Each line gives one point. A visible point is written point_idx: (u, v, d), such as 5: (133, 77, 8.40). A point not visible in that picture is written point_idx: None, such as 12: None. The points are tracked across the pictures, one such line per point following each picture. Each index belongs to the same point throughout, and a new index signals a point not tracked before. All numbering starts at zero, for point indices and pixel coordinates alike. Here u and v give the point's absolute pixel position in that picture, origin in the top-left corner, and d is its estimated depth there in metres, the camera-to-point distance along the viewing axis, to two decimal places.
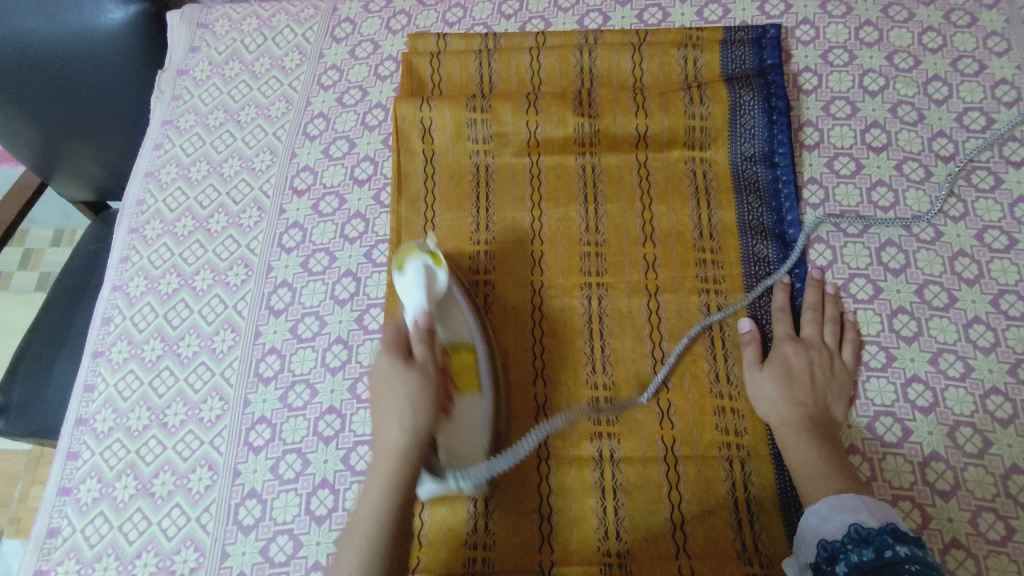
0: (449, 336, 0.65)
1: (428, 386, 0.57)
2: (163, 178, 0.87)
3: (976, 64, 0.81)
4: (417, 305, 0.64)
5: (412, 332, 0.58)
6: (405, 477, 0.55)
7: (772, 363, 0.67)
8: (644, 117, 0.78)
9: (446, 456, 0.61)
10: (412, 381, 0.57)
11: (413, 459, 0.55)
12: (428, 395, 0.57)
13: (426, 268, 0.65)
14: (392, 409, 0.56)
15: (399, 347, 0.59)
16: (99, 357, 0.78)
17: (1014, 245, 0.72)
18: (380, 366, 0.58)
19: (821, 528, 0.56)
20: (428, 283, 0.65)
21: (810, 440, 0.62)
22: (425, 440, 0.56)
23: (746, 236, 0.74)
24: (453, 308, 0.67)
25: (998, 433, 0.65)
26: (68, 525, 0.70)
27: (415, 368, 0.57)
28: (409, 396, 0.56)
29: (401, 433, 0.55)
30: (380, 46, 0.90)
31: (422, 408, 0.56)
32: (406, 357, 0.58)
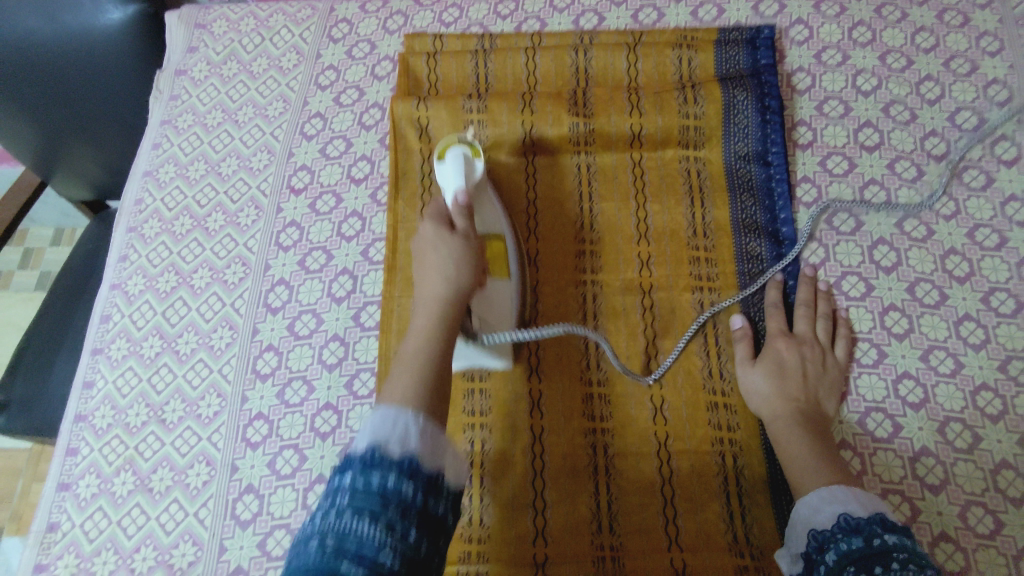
0: (484, 228, 0.70)
1: (467, 250, 0.63)
2: (162, 177, 0.88)
3: (969, 64, 0.81)
4: (455, 188, 0.69)
5: (454, 233, 0.64)
6: (448, 314, 0.59)
7: (765, 358, 0.68)
8: (639, 117, 0.78)
9: (480, 321, 0.66)
10: (453, 243, 0.63)
11: (455, 302, 0.60)
12: (469, 256, 0.63)
13: (465, 155, 0.71)
14: (437, 268, 0.62)
15: (442, 218, 0.66)
16: (98, 355, 0.78)
17: (1005, 243, 0.73)
18: (423, 241, 0.64)
19: (812, 519, 0.57)
20: (467, 170, 0.70)
21: (801, 434, 0.63)
22: (465, 293, 0.61)
23: (739, 234, 0.75)
24: (486, 207, 0.72)
25: (988, 428, 0.66)
26: (67, 520, 0.71)
27: (458, 234, 0.64)
28: (450, 261, 0.62)
29: (444, 282, 0.61)
30: (378, 46, 0.91)
31: (463, 267, 0.62)
32: (449, 228, 0.65)
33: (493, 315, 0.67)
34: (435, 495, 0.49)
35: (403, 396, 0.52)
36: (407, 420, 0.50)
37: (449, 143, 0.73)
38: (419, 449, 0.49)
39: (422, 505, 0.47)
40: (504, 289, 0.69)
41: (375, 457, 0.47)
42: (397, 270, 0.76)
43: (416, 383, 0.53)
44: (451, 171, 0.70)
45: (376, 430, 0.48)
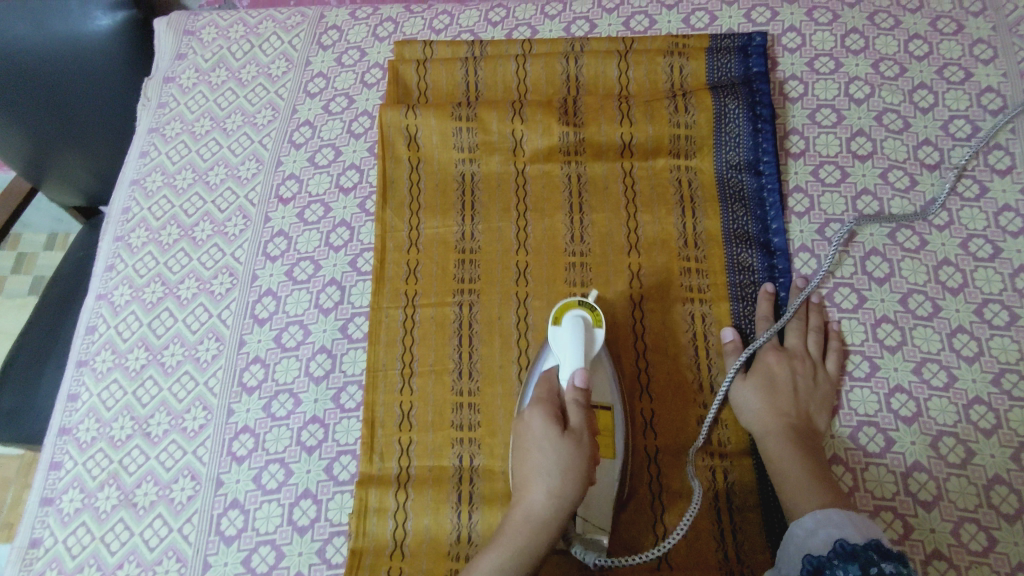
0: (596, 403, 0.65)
1: (579, 458, 0.58)
2: (149, 185, 0.87)
3: (962, 72, 0.80)
4: (573, 366, 0.63)
5: (565, 433, 0.58)
6: (538, 543, 0.56)
7: (757, 372, 0.67)
8: (629, 125, 0.78)
9: (585, 509, 0.62)
10: (563, 451, 0.58)
11: (553, 528, 0.57)
12: (577, 466, 0.57)
13: (584, 322, 0.65)
14: (537, 484, 0.58)
15: (554, 410, 0.60)
16: (83, 366, 0.78)
17: (999, 253, 0.72)
18: (530, 432, 0.60)
19: (807, 542, 0.56)
20: (586, 345, 0.65)
21: (794, 451, 0.62)
22: (569, 508, 0.57)
23: (730, 245, 0.74)
24: (600, 375, 0.66)
25: (981, 443, 0.65)
26: (50, 535, 0.70)
27: (570, 436, 0.59)
28: (557, 466, 0.57)
29: (546, 497, 0.57)
30: (367, 53, 0.90)
31: (568, 479, 0.57)
32: (562, 426, 0.59)
33: (596, 510, 0.62)
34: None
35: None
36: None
37: (569, 303, 0.67)
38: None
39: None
40: (610, 472, 0.63)
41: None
42: (385, 281, 0.75)
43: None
44: (569, 346, 0.64)
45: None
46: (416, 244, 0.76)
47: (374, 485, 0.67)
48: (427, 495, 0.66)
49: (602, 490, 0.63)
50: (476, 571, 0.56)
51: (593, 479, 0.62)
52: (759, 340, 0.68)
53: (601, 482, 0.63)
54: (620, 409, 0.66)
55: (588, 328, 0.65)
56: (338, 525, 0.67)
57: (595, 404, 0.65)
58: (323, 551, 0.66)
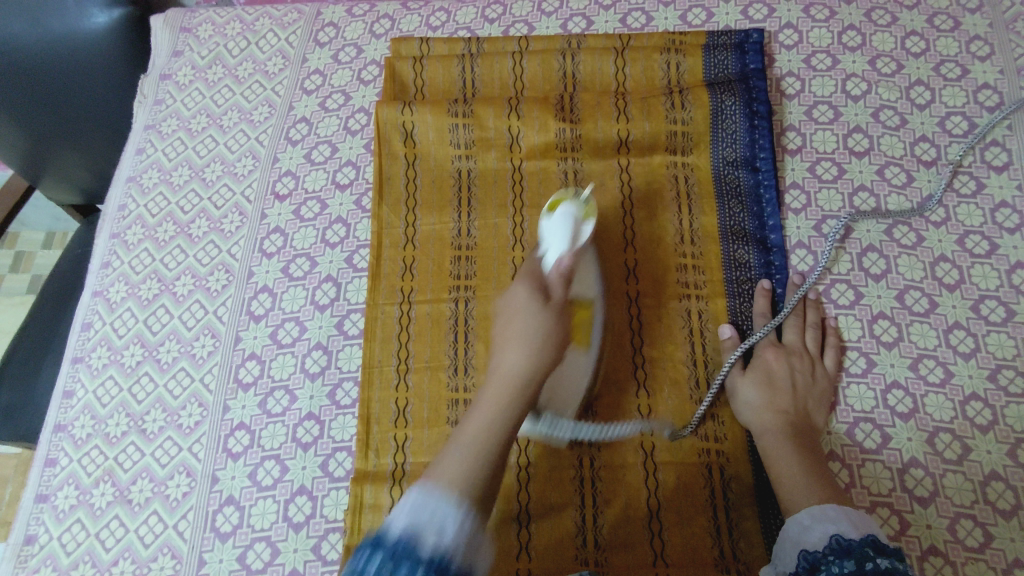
0: (578, 294, 0.63)
1: (558, 328, 0.56)
2: (145, 182, 0.87)
3: (959, 69, 0.80)
4: (559, 251, 0.62)
5: (547, 306, 0.57)
6: (518, 402, 0.52)
7: (756, 369, 0.67)
8: (626, 122, 0.78)
9: (548, 395, 0.63)
10: (546, 320, 0.56)
11: (528, 391, 0.53)
12: (557, 335, 0.56)
13: (573, 217, 0.64)
14: (512, 335, 0.55)
15: (537, 283, 0.58)
16: (79, 363, 0.77)
17: (995, 250, 0.72)
18: (515, 304, 0.57)
19: (801, 539, 0.55)
20: (574, 236, 0.63)
21: (791, 448, 0.62)
22: (543, 375, 0.54)
23: (727, 242, 0.74)
24: (586, 267, 0.65)
25: (978, 439, 0.65)
26: (45, 531, 0.70)
27: (552, 307, 0.57)
28: (539, 330, 0.55)
29: (525, 360, 0.54)
30: (364, 50, 0.90)
31: (549, 347, 0.55)
32: (544, 298, 0.57)
33: (562, 390, 0.64)
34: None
35: (450, 480, 0.47)
36: (448, 511, 0.45)
37: (563, 198, 0.66)
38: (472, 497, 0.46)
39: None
40: (581, 364, 0.64)
41: (407, 546, 0.43)
42: (381, 277, 0.75)
43: (471, 467, 0.48)
44: (558, 236, 0.63)
45: (414, 517, 0.44)
46: (412, 241, 0.76)
47: (369, 482, 0.67)
48: None
49: (572, 373, 0.63)
50: (466, 428, 0.51)
51: (562, 365, 0.62)
52: (756, 336, 0.69)
53: (570, 376, 0.64)
54: (598, 309, 0.66)
55: (577, 216, 0.64)
56: (334, 522, 0.67)
57: (579, 294, 0.63)
58: (318, 548, 0.66)
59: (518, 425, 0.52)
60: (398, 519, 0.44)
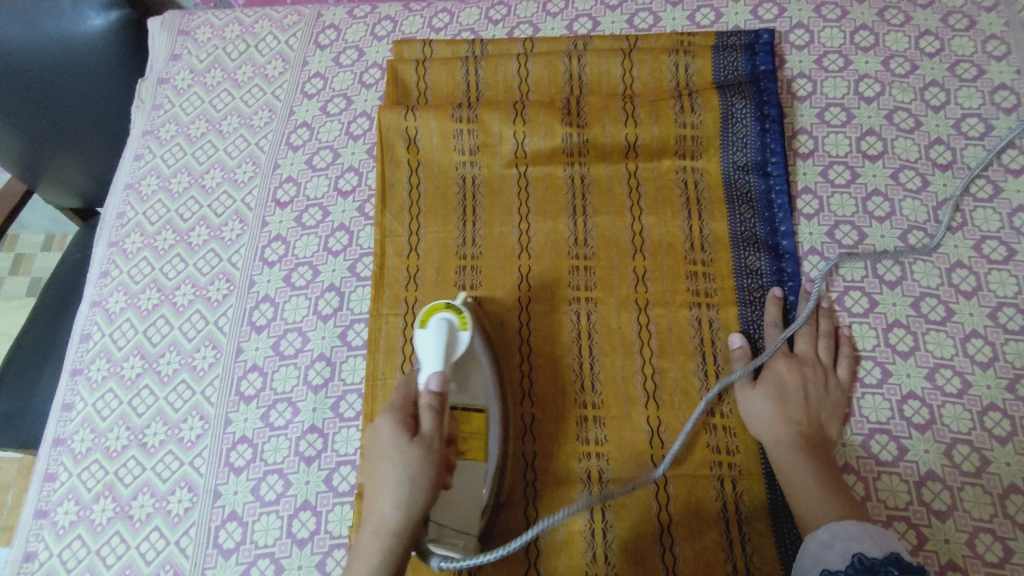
0: (460, 404, 0.63)
1: (427, 462, 0.55)
2: (144, 189, 0.86)
3: (975, 69, 0.79)
4: (432, 372, 0.60)
5: (413, 440, 0.56)
6: (394, 552, 0.54)
7: (768, 379, 0.66)
8: (634, 126, 0.76)
9: (436, 527, 0.58)
10: (407, 466, 0.55)
11: (403, 536, 0.54)
12: (427, 472, 0.55)
13: (449, 325, 0.62)
14: (383, 495, 0.55)
15: (405, 419, 0.57)
16: (78, 375, 0.76)
17: (1013, 256, 0.70)
18: (381, 442, 0.56)
19: (823, 555, 0.54)
20: (447, 353, 0.61)
21: (806, 461, 0.61)
22: (420, 516, 0.55)
23: (738, 248, 0.72)
24: (475, 373, 0.64)
25: (997, 451, 0.63)
26: (45, 548, 0.68)
27: (419, 442, 0.56)
28: (404, 475, 0.55)
29: (395, 510, 0.54)
30: (365, 52, 0.88)
31: (417, 488, 0.55)
32: (411, 433, 0.56)
33: (455, 515, 0.60)
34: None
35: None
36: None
37: (436, 306, 0.64)
38: None
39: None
40: (477, 474, 0.62)
41: None
42: (385, 287, 0.74)
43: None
44: (429, 349, 0.61)
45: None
46: (416, 249, 0.75)
47: None
48: None
49: (472, 485, 0.61)
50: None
51: (451, 476, 0.60)
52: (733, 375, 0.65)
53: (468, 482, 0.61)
54: (494, 408, 0.65)
55: (454, 329, 0.62)
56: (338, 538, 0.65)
57: (462, 404, 0.63)
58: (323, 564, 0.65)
59: (402, 555, 0.54)
60: None
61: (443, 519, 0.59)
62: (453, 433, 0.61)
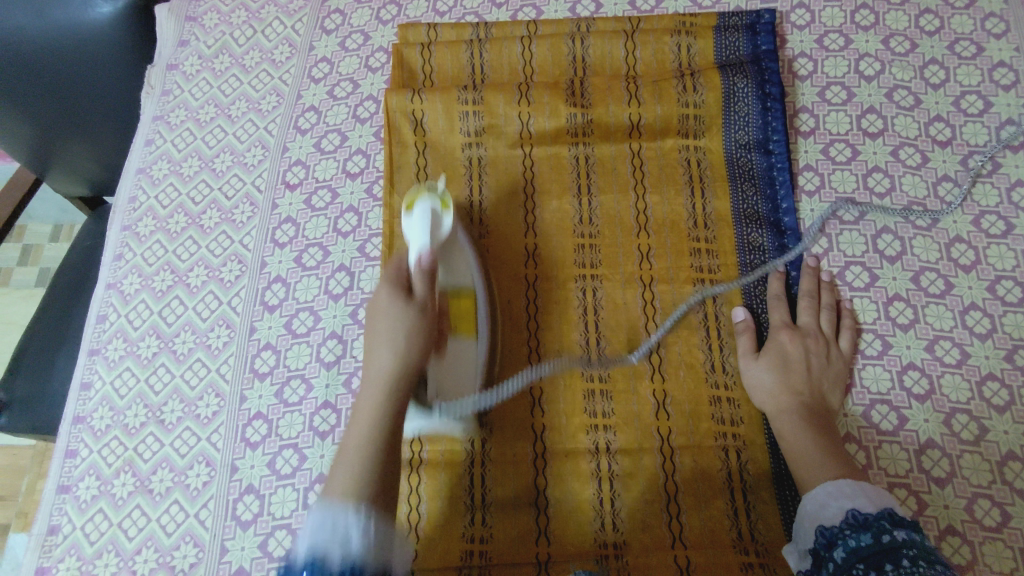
0: (449, 286, 0.67)
1: (421, 327, 0.59)
2: (155, 174, 0.87)
3: (974, 46, 0.79)
4: (420, 248, 0.64)
5: (409, 303, 0.60)
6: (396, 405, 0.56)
7: (770, 350, 0.67)
8: (637, 106, 0.77)
9: (434, 390, 0.63)
10: (408, 316, 0.59)
11: (400, 386, 0.57)
12: (423, 333, 0.59)
13: (432, 210, 0.66)
14: (381, 344, 0.58)
15: (399, 282, 0.61)
16: (95, 355, 0.78)
17: (1011, 230, 0.72)
18: (379, 307, 0.60)
19: (819, 515, 0.56)
20: (433, 229, 0.65)
21: (806, 429, 0.62)
22: (416, 370, 0.58)
23: (740, 225, 0.74)
24: (457, 255, 0.69)
25: (995, 419, 0.65)
26: (68, 522, 0.70)
27: (415, 302, 0.60)
28: (402, 329, 0.58)
29: (393, 359, 0.57)
30: (371, 37, 0.89)
31: (414, 340, 0.58)
32: (407, 295, 0.60)
33: (452, 387, 0.65)
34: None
35: (345, 492, 0.51)
36: (350, 523, 0.48)
37: (418, 192, 0.68)
38: (362, 552, 0.48)
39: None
40: (470, 355, 0.66)
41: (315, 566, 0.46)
42: None
43: (358, 476, 0.52)
44: (418, 230, 0.65)
45: (315, 537, 0.48)
46: None
47: None
48: (441, 477, 0.67)
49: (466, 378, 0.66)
50: (346, 445, 0.54)
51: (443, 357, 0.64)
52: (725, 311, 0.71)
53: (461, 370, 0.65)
54: (482, 294, 0.69)
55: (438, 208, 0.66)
56: None
57: (450, 285, 0.67)
58: None
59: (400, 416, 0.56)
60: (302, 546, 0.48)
61: (443, 405, 0.64)
62: (444, 310, 0.66)
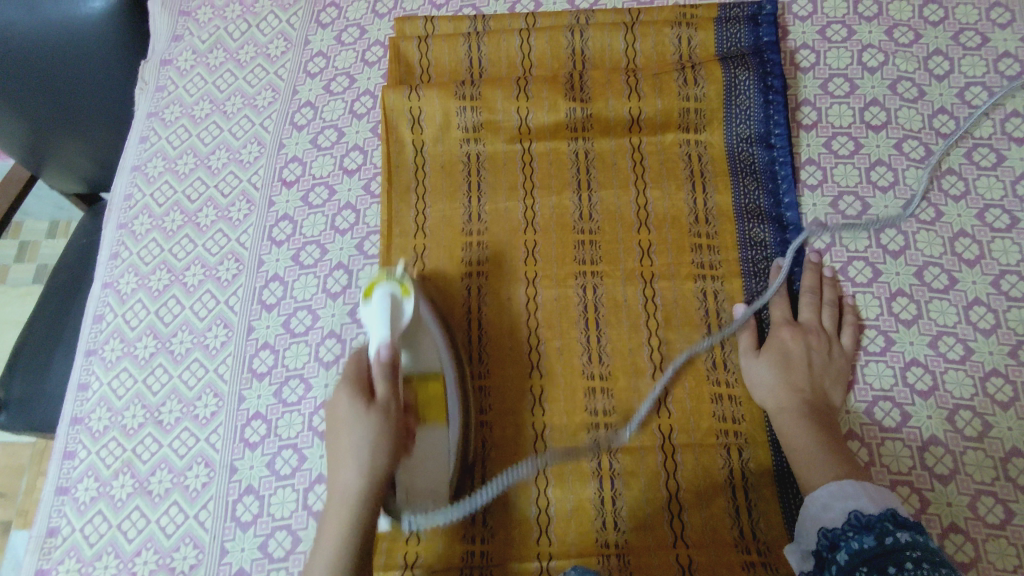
0: (414, 370, 0.64)
1: (387, 430, 0.58)
2: (150, 171, 0.86)
3: (978, 37, 0.78)
4: (381, 342, 0.61)
5: (370, 409, 0.57)
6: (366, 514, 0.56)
7: (772, 347, 0.67)
8: (637, 100, 0.76)
9: (405, 493, 0.62)
10: (371, 429, 0.57)
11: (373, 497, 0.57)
12: (388, 437, 0.57)
13: (392, 298, 0.63)
14: (344, 457, 0.57)
15: (360, 386, 0.59)
16: (93, 356, 0.77)
17: (1016, 223, 0.71)
18: (339, 415, 0.58)
19: (822, 517, 0.56)
20: (393, 319, 0.62)
21: (809, 428, 0.62)
22: (382, 484, 0.57)
23: (742, 220, 0.73)
24: (425, 338, 0.65)
25: (998, 416, 0.65)
26: (67, 524, 0.70)
27: (376, 410, 0.58)
28: (365, 442, 0.57)
29: (359, 476, 0.57)
30: (367, 30, 0.88)
31: (380, 454, 0.57)
32: (367, 401, 0.58)
33: (420, 484, 0.62)
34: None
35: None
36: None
37: (377, 278, 0.65)
38: None
39: None
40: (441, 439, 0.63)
41: None
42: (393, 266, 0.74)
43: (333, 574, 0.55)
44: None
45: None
46: (423, 228, 0.75)
47: None
48: None
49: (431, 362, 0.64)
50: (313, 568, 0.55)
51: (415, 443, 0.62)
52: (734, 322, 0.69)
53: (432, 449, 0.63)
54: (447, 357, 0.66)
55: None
56: None
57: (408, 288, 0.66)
58: None
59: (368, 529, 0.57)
60: None
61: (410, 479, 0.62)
62: (410, 405, 0.62)
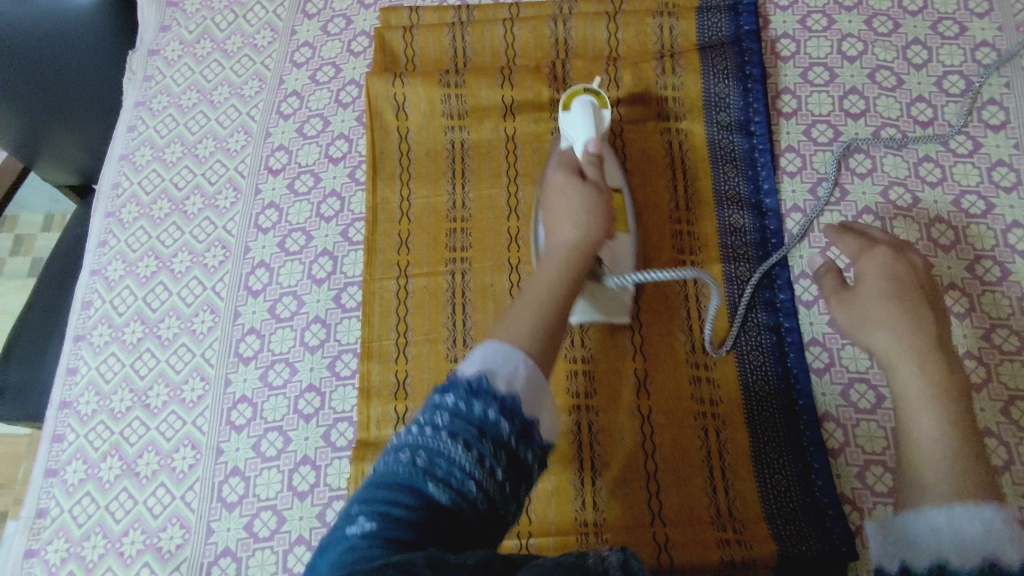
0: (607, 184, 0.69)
1: (600, 199, 0.61)
2: (138, 160, 0.87)
3: (957, 26, 0.79)
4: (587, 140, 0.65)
5: (585, 182, 0.62)
6: (576, 262, 0.57)
7: (873, 294, 0.60)
8: (619, 88, 0.77)
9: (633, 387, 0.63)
10: (586, 193, 0.61)
11: (583, 253, 0.57)
12: (601, 207, 0.61)
13: (593, 105, 0.67)
14: (564, 212, 0.60)
15: (571, 168, 0.64)
16: (81, 341, 0.78)
17: (991, 210, 0.72)
18: (555, 186, 0.62)
19: (935, 535, 0.45)
20: (596, 121, 0.67)
21: (939, 407, 0.51)
22: (597, 244, 0.59)
23: (722, 207, 0.74)
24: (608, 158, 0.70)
25: (972, 397, 0.66)
26: (56, 505, 0.71)
27: (590, 183, 0.62)
28: (582, 204, 0.60)
29: (576, 230, 0.59)
30: (353, 21, 0.89)
31: (596, 220, 0.59)
32: (580, 176, 0.63)
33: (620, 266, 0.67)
34: (526, 443, 0.45)
35: (513, 337, 0.49)
36: (518, 356, 0.47)
37: (574, 92, 0.69)
38: (524, 393, 0.46)
39: (513, 447, 0.44)
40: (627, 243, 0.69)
41: (483, 385, 0.45)
42: (377, 253, 0.75)
43: (530, 329, 0.50)
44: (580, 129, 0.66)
45: (487, 361, 0.47)
46: (407, 215, 0.77)
47: (371, 451, 0.68)
48: None
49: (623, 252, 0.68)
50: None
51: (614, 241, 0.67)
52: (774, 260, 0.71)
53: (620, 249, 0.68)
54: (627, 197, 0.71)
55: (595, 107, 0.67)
56: (337, 490, 0.68)
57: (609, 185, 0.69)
58: (323, 515, 0.68)
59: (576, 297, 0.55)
60: (468, 365, 0.47)
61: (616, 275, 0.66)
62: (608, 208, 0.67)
